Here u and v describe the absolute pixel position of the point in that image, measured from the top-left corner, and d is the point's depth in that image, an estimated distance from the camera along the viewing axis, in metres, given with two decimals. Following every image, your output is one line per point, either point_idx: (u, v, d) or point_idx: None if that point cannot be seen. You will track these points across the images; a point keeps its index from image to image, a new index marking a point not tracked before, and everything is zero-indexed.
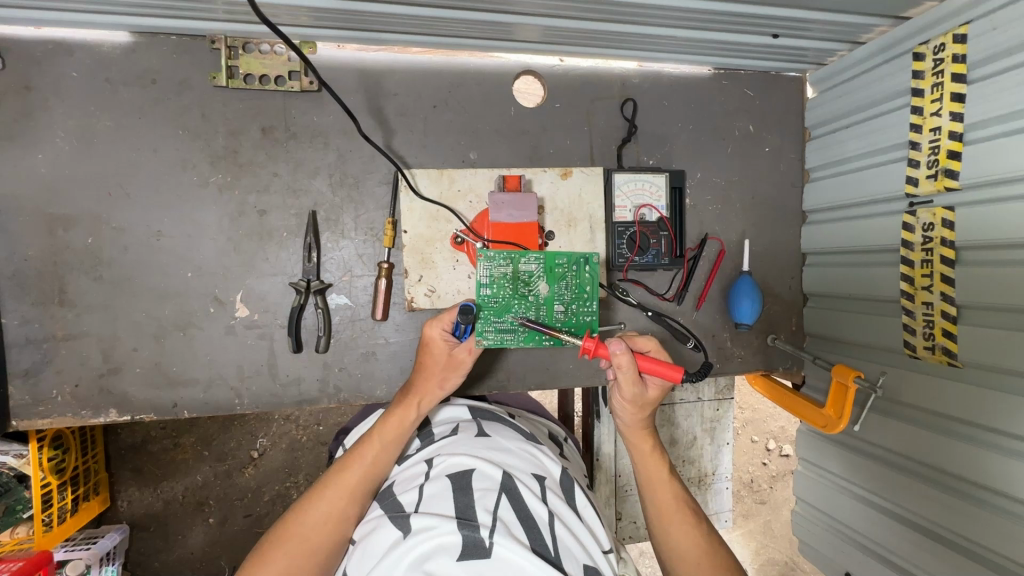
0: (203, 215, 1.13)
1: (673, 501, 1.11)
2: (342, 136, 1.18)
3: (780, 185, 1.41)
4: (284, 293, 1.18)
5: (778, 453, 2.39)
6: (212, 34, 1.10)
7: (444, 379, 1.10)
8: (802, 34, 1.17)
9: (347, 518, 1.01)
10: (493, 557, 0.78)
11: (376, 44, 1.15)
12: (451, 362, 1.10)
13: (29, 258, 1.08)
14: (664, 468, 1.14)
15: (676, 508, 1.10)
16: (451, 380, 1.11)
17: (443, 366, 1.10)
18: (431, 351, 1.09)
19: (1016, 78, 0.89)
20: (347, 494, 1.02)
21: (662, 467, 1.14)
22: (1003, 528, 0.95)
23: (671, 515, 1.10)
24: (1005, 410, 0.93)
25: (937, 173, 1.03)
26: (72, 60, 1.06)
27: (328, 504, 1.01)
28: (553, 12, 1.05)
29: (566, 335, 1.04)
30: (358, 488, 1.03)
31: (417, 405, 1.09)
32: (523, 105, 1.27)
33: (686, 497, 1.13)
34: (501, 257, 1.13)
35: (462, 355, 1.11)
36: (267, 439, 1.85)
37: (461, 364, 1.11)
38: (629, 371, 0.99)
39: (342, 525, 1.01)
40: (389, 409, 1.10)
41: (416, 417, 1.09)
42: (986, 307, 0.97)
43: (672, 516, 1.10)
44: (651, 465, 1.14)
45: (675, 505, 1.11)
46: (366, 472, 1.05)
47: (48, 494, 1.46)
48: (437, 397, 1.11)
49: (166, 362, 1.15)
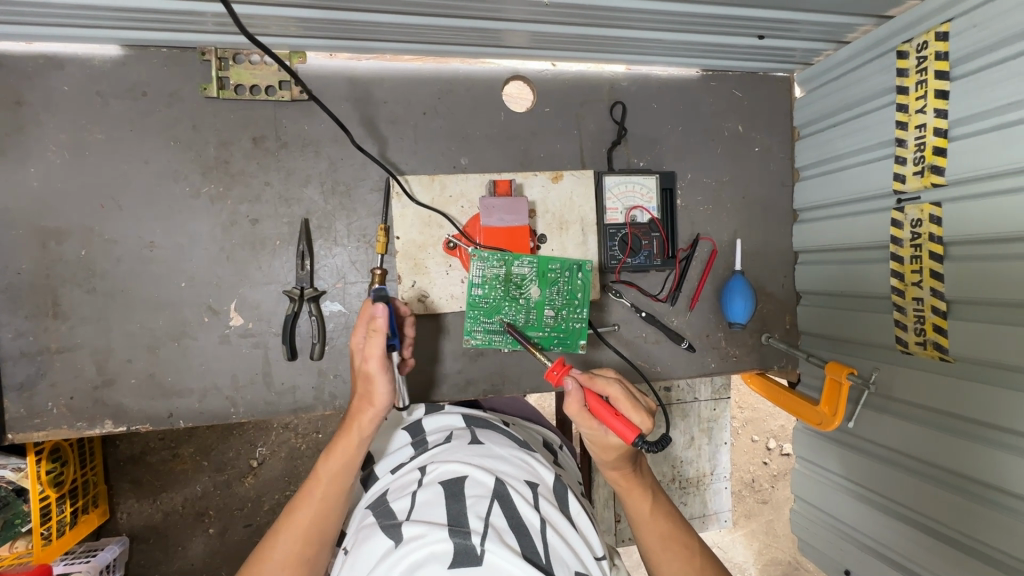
0: (195, 225, 1.14)
1: (661, 538, 1.02)
2: (334, 145, 1.18)
3: (770, 184, 1.42)
4: (278, 302, 1.18)
5: (778, 452, 2.39)
6: (202, 45, 1.11)
7: (368, 394, 1.01)
8: (787, 34, 1.19)
9: (307, 561, 0.95)
10: (484, 563, 0.77)
11: (366, 52, 1.16)
12: (364, 375, 1.00)
13: (23, 271, 1.08)
14: (647, 504, 1.03)
15: (665, 546, 1.01)
16: (375, 394, 1.00)
17: (361, 380, 1.01)
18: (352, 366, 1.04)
19: (998, 74, 0.90)
20: (301, 538, 0.95)
21: (645, 503, 1.03)
22: (1000, 523, 0.95)
23: (660, 554, 1.01)
24: (999, 404, 0.94)
25: (924, 169, 1.04)
26: (63, 74, 1.07)
27: (281, 550, 0.94)
28: (540, 18, 1.06)
29: (540, 351, 1.06)
30: (310, 530, 0.96)
31: (355, 428, 1.02)
32: (513, 110, 1.28)
33: (677, 529, 1.03)
34: (495, 259, 1.18)
35: (367, 364, 0.99)
36: (265, 448, 1.85)
37: (372, 374, 0.99)
38: (575, 407, 0.94)
39: (303, 569, 0.94)
40: (333, 439, 1.04)
41: (358, 443, 1.01)
42: (975, 301, 0.98)
43: (662, 555, 1.01)
44: (632, 502, 1.03)
45: (663, 542, 1.01)
46: (317, 512, 0.98)
47: (47, 508, 1.45)
48: (371, 415, 1.01)
49: (160, 373, 1.15)
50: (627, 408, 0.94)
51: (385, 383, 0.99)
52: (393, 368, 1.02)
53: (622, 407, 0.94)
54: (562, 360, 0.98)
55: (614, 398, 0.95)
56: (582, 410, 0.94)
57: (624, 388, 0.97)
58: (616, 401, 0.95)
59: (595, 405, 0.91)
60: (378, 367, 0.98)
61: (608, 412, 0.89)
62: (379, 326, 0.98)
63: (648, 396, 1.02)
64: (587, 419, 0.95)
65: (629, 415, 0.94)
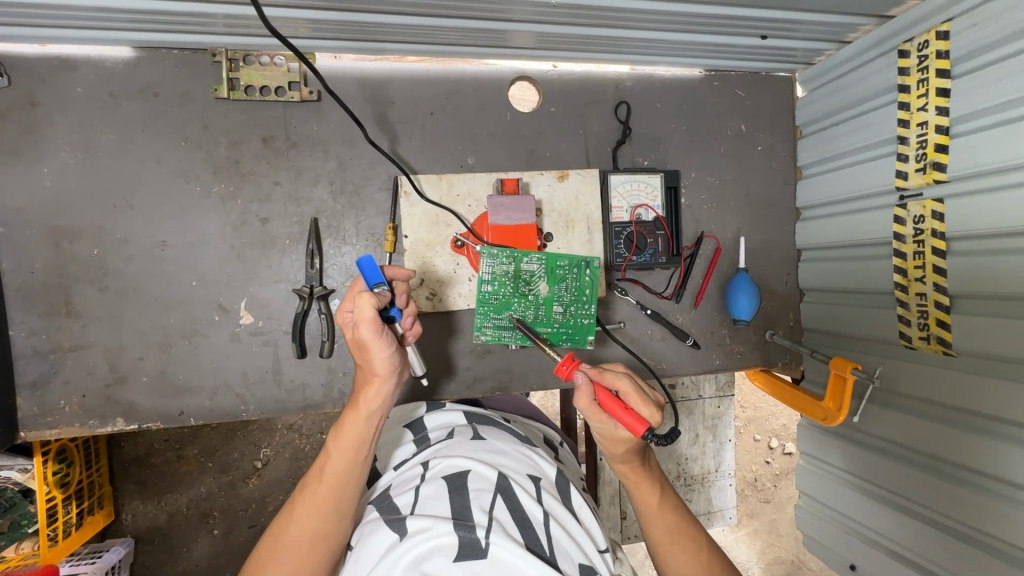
0: (206, 225, 1.15)
1: (668, 532, 1.02)
2: (342, 144, 1.20)
3: (773, 182, 1.44)
4: (287, 300, 1.19)
5: (780, 451, 2.40)
6: (213, 47, 1.12)
7: (366, 364, 0.95)
8: (789, 34, 1.20)
9: (324, 537, 0.92)
10: (489, 556, 0.79)
11: (374, 54, 1.18)
12: (358, 343, 0.94)
13: (35, 270, 1.09)
14: (655, 498, 1.03)
15: (672, 540, 1.02)
16: (371, 361, 0.94)
17: (355, 350, 0.95)
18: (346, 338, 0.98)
19: (999, 72, 0.92)
20: (315, 515, 0.92)
21: (653, 497, 1.03)
22: (1005, 515, 0.96)
23: (666, 547, 1.02)
24: (1005, 398, 0.95)
25: (926, 166, 1.05)
26: (76, 75, 1.08)
27: (297, 528, 0.92)
28: (546, 19, 1.07)
29: (549, 347, 1.08)
30: (325, 507, 0.93)
31: (359, 401, 0.97)
32: (519, 110, 1.29)
33: (684, 523, 1.03)
34: (504, 256, 1.21)
35: (359, 331, 0.92)
36: (270, 448, 1.86)
37: (364, 340, 0.92)
38: (585, 400, 0.96)
39: (321, 545, 0.92)
40: (341, 416, 0.99)
41: (364, 416, 0.97)
42: (977, 295, 0.99)
43: (668, 548, 1.02)
44: (641, 495, 1.04)
45: (670, 536, 1.02)
46: (331, 488, 0.94)
47: (53, 508, 1.45)
48: (374, 385, 0.96)
49: (171, 371, 1.16)
50: (636, 401, 0.93)
51: (380, 345, 0.93)
52: (388, 330, 0.95)
53: (631, 401, 0.94)
54: (571, 355, 0.98)
55: (624, 393, 0.95)
56: (592, 403, 0.96)
57: (634, 382, 0.97)
58: (625, 395, 0.95)
59: (603, 399, 0.92)
60: (372, 333, 0.91)
61: (618, 406, 0.90)
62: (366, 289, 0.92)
63: (660, 390, 1.01)
64: (596, 413, 0.97)
65: (638, 409, 0.93)
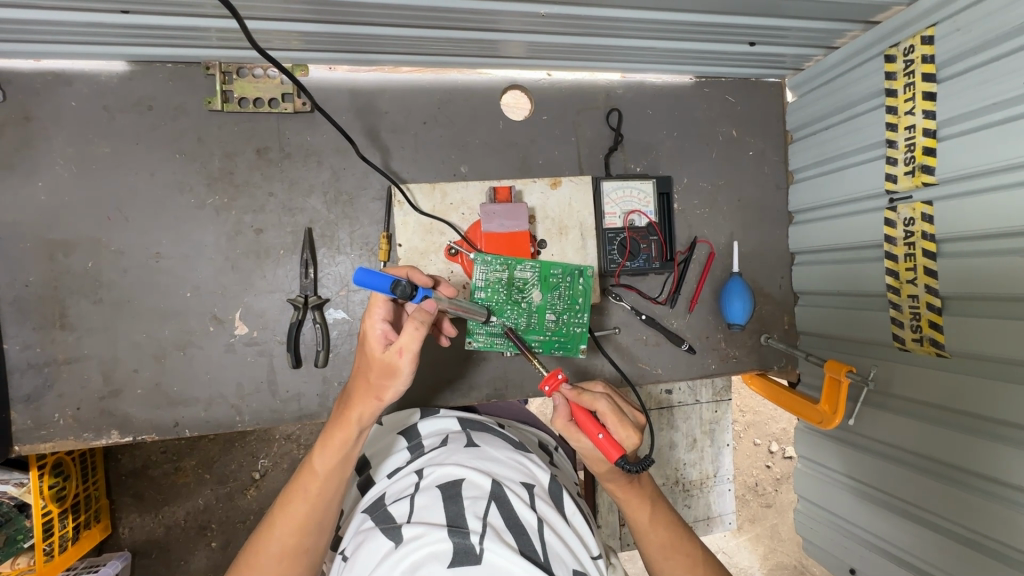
0: (201, 236, 1.16)
1: (662, 547, 1.00)
2: (336, 155, 1.21)
3: (765, 186, 1.45)
4: (282, 310, 1.20)
5: (781, 454, 2.39)
6: (207, 60, 1.13)
7: (376, 386, 0.94)
8: (778, 41, 1.22)
9: (304, 550, 0.94)
10: (483, 563, 0.78)
11: (368, 65, 1.19)
12: (386, 366, 0.92)
13: (29, 284, 1.09)
14: (646, 513, 1.01)
15: (666, 555, 1.00)
16: (387, 392, 0.93)
17: (378, 371, 0.93)
18: (368, 352, 0.95)
19: (982, 76, 0.93)
20: (297, 529, 0.94)
21: (643, 512, 1.01)
22: (1005, 517, 0.94)
23: (662, 563, 1.00)
24: (999, 398, 0.95)
25: (914, 169, 1.06)
26: (71, 89, 1.09)
27: (278, 543, 0.93)
28: (535, 29, 1.08)
29: (538, 361, 1.06)
30: (307, 521, 0.95)
31: (354, 424, 0.96)
32: (511, 119, 1.30)
33: (678, 536, 1.02)
34: (497, 263, 1.17)
35: (397, 358, 0.91)
36: (268, 459, 1.85)
37: (399, 369, 0.91)
38: (565, 421, 0.96)
39: (301, 558, 0.94)
40: (329, 428, 0.98)
41: (355, 438, 0.96)
42: (968, 297, 1.00)
43: (663, 562, 1.00)
44: (632, 511, 1.02)
45: (666, 549, 1.00)
46: (313, 506, 0.95)
47: (48, 523, 1.44)
48: (377, 410, 0.96)
49: (167, 383, 1.16)
50: (613, 422, 0.94)
51: (407, 379, 0.93)
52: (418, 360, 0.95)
53: (608, 420, 0.94)
54: (555, 373, 0.95)
55: (602, 412, 0.95)
56: (568, 423, 0.96)
57: (612, 401, 0.97)
58: (604, 415, 0.95)
59: (582, 421, 0.91)
60: (414, 364, 0.91)
61: (590, 430, 0.90)
62: (427, 318, 0.91)
63: (636, 410, 1.02)
64: (574, 432, 0.96)
65: (615, 428, 0.94)
